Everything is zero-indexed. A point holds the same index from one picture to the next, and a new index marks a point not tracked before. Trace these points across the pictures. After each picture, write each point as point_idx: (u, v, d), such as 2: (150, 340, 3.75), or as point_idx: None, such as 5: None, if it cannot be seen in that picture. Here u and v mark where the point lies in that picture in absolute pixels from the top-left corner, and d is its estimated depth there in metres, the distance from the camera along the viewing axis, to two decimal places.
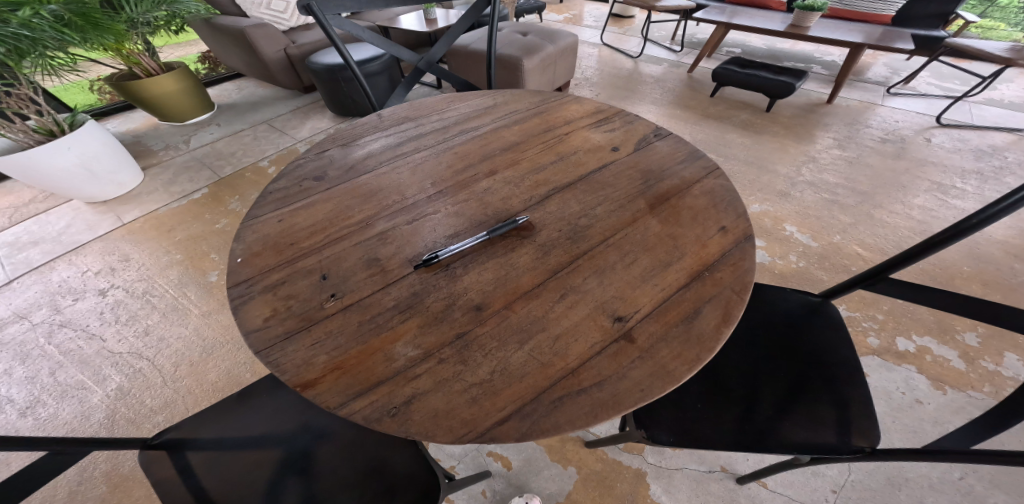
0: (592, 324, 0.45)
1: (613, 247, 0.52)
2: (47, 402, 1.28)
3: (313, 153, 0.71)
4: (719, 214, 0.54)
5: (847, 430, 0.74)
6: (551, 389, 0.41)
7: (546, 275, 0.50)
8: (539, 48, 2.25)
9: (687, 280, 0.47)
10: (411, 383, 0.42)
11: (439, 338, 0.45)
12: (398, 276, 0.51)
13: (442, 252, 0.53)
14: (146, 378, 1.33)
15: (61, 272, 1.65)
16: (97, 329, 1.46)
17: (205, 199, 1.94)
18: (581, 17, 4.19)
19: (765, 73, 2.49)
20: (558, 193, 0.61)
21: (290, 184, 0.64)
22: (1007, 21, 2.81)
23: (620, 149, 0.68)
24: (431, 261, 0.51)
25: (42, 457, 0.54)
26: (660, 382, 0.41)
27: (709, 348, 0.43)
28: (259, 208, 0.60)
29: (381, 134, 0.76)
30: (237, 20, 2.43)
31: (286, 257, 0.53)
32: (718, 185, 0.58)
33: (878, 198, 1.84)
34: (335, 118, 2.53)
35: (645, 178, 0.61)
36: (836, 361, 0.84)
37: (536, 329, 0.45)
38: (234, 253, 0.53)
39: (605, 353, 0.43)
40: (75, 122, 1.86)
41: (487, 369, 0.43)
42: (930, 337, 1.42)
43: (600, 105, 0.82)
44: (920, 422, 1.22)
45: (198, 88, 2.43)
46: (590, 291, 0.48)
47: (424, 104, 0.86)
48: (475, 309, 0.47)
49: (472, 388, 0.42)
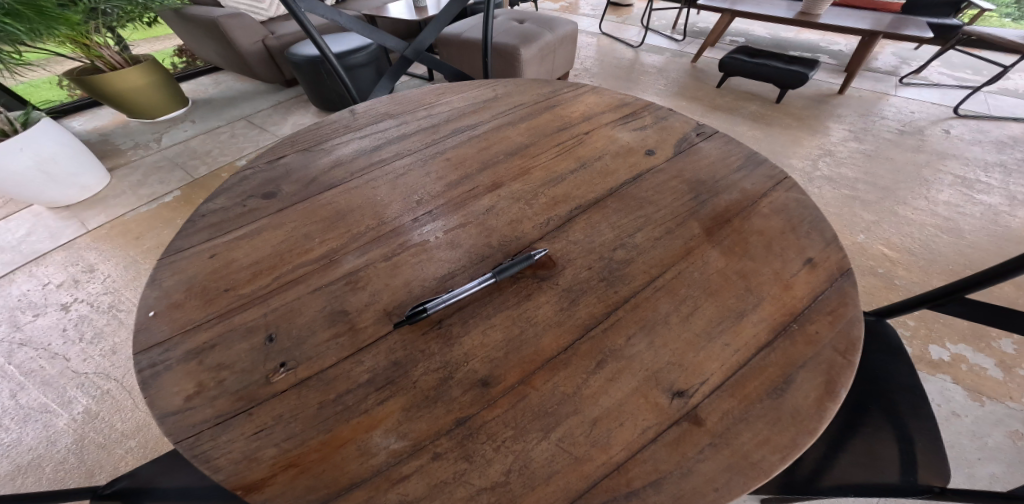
0: (642, 400, 0.33)
1: (662, 292, 0.40)
2: (7, 427, 1.14)
3: (265, 160, 0.58)
4: (799, 243, 0.43)
5: (912, 467, 0.61)
6: (592, 496, 0.29)
7: (576, 334, 0.38)
8: (536, 36, 2.10)
9: (770, 336, 0.36)
10: (395, 489, 0.30)
11: (433, 423, 0.33)
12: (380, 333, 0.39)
13: (432, 301, 0.40)
14: (114, 399, 1.19)
15: (21, 285, 1.50)
16: (60, 347, 1.31)
17: (177, 202, 1.79)
18: (578, 6, 4.02)
19: (775, 63, 2.36)
20: (583, 214, 0.49)
21: (228, 204, 0.51)
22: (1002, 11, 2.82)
23: (655, 152, 0.57)
24: (418, 313, 0.39)
25: None
26: (743, 479, 0.29)
27: (810, 430, 0.31)
28: (185, 239, 0.47)
29: (357, 136, 0.63)
30: (211, 9, 2.26)
31: (220, 308, 0.40)
32: (792, 202, 0.47)
33: (900, 194, 1.73)
34: (320, 113, 2.37)
35: (694, 191, 0.50)
36: (894, 388, 0.71)
37: (567, 409, 0.33)
38: (147, 304, 0.40)
39: (662, 441, 0.31)
40: (29, 120, 1.70)
41: (500, 466, 0.30)
42: (964, 344, 1.30)
43: (622, 98, 0.69)
44: (954, 435, 1.09)
45: (169, 82, 2.27)
46: (637, 355, 0.36)
47: (410, 98, 0.73)
48: (481, 383, 0.35)
49: (480, 496, 0.29)
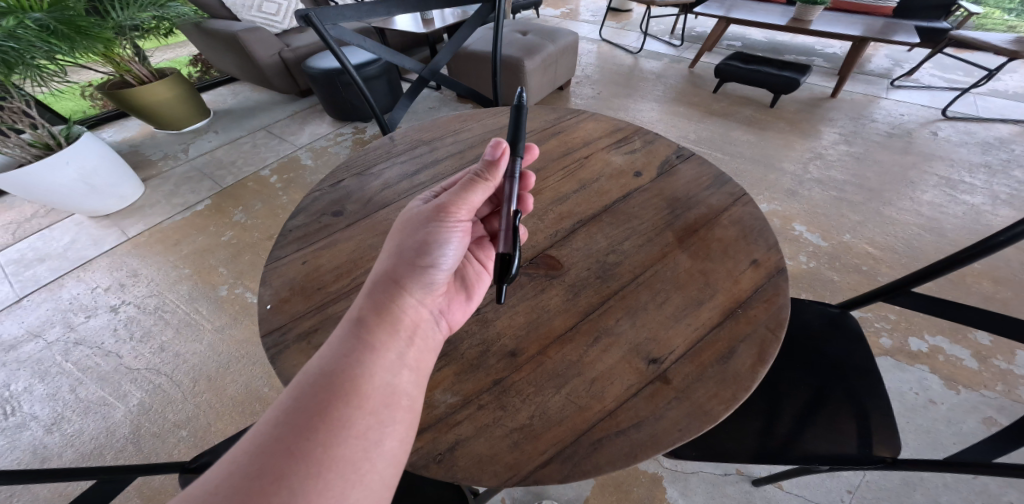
0: (627, 365, 0.45)
1: (643, 286, 0.52)
2: (71, 418, 1.29)
3: (327, 184, 0.70)
4: (748, 247, 0.55)
5: (868, 441, 0.72)
6: (589, 432, 0.41)
7: (578, 317, 0.50)
8: (539, 48, 2.22)
9: (720, 318, 0.48)
10: (452, 430, 0.42)
11: (476, 384, 0.45)
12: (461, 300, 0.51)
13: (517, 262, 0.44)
14: (166, 393, 1.33)
15: (71, 289, 1.64)
16: (113, 346, 1.46)
17: (208, 210, 1.92)
18: (579, 12, 4.14)
19: (768, 69, 2.47)
20: (583, 225, 0.61)
21: (307, 220, 0.64)
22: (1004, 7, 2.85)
23: (643, 174, 0.68)
24: (514, 236, 0.46)
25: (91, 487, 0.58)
26: (698, 421, 0.41)
27: (745, 387, 0.42)
28: (280, 249, 0.59)
29: (395, 160, 0.75)
30: (229, 24, 2.41)
31: (316, 302, 0.52)
32: (746, 214, 0.59)
33: (886, 195, 1.84)
34: (334, 122, 2.50)
35: (671, 207, 0.62)
36: (854, 372, 0.82)
37: (573, 373, 0.45)
38: (263, 299, 0.52)
39: (642, 395, 0.43)
40: (71, 134, 1.84)
41: (526, 413, 0.42)
42: (942, 336, 1.41)
43: (617, 123, 0.81)
44: (932, 421, 1.20)
45: (196, 95, 2.42)
46: (624, 333, 0.48)
47: (437, 124, 0.85)
48: (510, 355, 0.47)
49: (514, 433, 0.41)
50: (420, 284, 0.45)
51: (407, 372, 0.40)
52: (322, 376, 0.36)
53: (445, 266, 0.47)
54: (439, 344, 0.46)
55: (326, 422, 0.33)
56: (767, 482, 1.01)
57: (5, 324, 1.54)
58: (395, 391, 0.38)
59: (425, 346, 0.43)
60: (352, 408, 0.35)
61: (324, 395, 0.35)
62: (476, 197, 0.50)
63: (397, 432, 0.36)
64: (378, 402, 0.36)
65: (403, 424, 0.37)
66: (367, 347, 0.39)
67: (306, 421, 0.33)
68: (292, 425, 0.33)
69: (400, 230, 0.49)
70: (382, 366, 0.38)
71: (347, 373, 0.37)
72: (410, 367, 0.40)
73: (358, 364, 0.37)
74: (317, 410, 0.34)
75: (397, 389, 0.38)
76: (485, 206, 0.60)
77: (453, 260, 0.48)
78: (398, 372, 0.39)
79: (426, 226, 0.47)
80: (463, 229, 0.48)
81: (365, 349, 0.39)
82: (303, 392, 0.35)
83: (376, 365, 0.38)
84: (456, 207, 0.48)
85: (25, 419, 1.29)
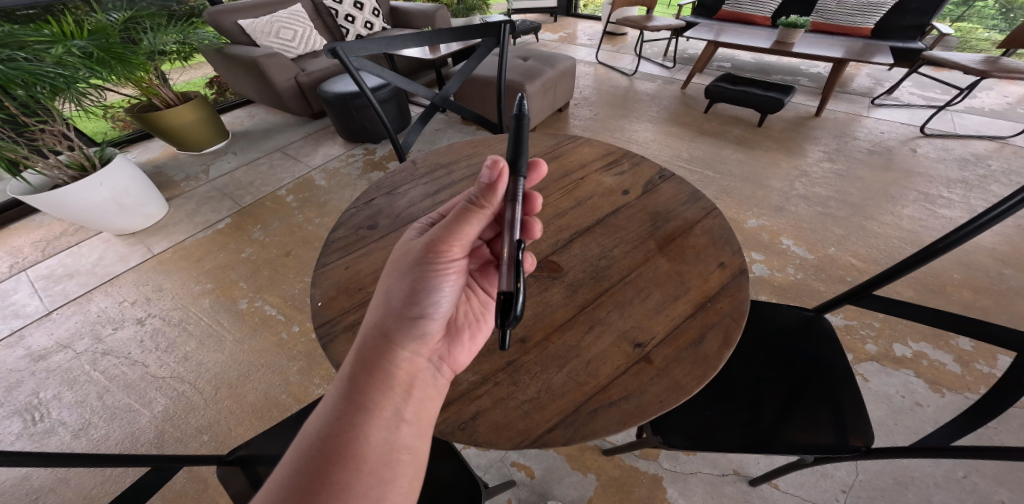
0: (617, 349, 0.55)
1: (630, 285, 0.62)
2: (99, 424, 1.36)
3: (361, 202, 0.81)
4: (718, 252, 0.66)
5: (843, 431, 0.81)
6: (586, 403, 0.50)
7: (576, 310, 0.60)
8: (539, 73, 2.38)
9: (693, 310, 0.58)
10: (473, 402, 0.52)
11: (492, 366, 0.55)
12: (461, 338, 0.55)
13: (521, 302, 0.45)
14: (189, 400, 1.41)
15: (99, 302, 1.74)
16: (139, 355, 1.55)
17: (229, 227, 2.04)
18: (575, 37, 4.36)
19: (754, 90, 2.62)
20: (580, 235, 0.72)
21: (347, 233, 0.74)
22: (982, 24, 3.00)
23: (630, 192, 0.79)
24: (517, 269, 0.48)
25: (146, 473, 0.65)
26: (676, 394, 0.50)
27: (714, 365, 0.52)
28: (324, 257, 0.70)
29: (417, 182, 0.86)
30: (249, 50, 2.58)
31: (357, 299, 0.62)
32: (717, 225, 0.70)
33: (868, 209, 1.95)
34: (346, 143, 2.64)
35: (653, 219, 0.73)
36: (827, 369, 0.91)
37: (573, 357, 0.55)
38: (314, 297, 0.63)
39: (629, 372, 0.52)
40: (105, 156, 1.97)
41: (534, 388, 0.52)
42: (925, 342, 1.48)
43: (609, 147, 0.92)
44: (919, 423, 1.27)
45: (214, 118, 2.55)
46: (613, 323, 0.58)
47: (452, 149, 0.96)
48: (521, 340, 0.57)
49: (525, 403, 0.51)
50: (412, 336, 0.50)
51: (404, 427, 0.45)
52: (328, 441, 0.42)
53: (438, 309, 0.51)
54: (441, 388, 0.51)
55: (332, 484, 0.40)
56: (762, 481, 1.05)
57: (37, 336, 1.63)
58: (394, 449, 0.44)
59: (422, 397, 0.48)
60: (350, 468, 0.41)
61: (329, 461, 0.41)
62: (471, 228, 0.54)
63: (396, 485, 0.43)
64: (376, 462, 0.43)
65: (401, 476, 0.43)
66: (364, 407, 0.45)
67: (313, 485, 0.40)
68: (299, 489, 0.40)
69: (396, 266, 0.54)
70: (378, 426, 0.44)
71: (345, 438, 0.43)
72: (408, 421, 0.46)
73: (358, 427, 0.43)
74: (319, 474, 0.41)
75: (395, 446, 0.44)
76: (490, 228, 0.65)
77: (446, 307, 0.52)
78: (396, 429, 0.45)
79: (417, 273, 0.51)
80: (458, 265, 0.53)
81: (363, 409, 0.44)
82: (309, 455, 0.42)
83: (372, 426, 0.44)
84: (450, 245, 0.53)
85: (54, 425, 1.37)
